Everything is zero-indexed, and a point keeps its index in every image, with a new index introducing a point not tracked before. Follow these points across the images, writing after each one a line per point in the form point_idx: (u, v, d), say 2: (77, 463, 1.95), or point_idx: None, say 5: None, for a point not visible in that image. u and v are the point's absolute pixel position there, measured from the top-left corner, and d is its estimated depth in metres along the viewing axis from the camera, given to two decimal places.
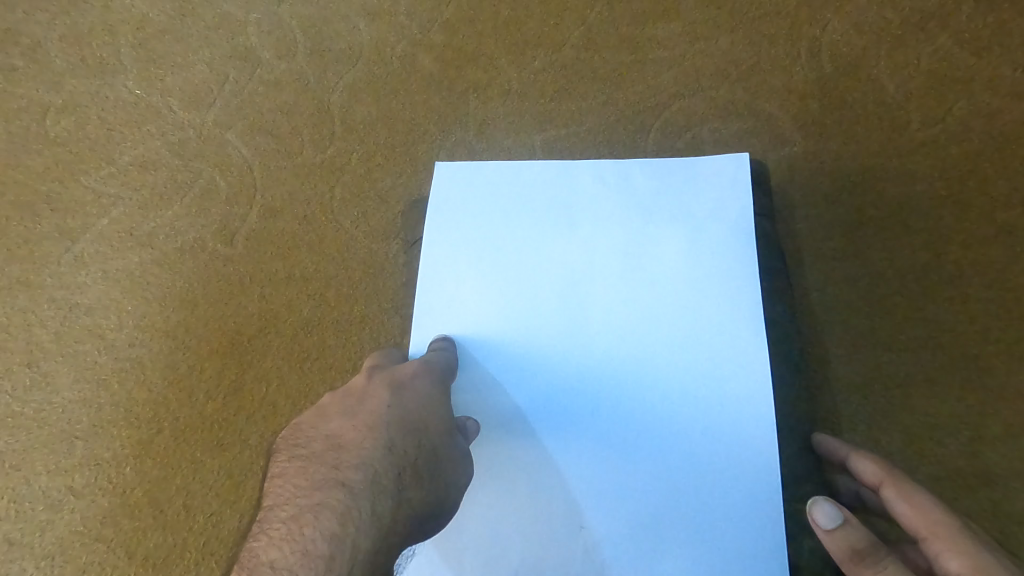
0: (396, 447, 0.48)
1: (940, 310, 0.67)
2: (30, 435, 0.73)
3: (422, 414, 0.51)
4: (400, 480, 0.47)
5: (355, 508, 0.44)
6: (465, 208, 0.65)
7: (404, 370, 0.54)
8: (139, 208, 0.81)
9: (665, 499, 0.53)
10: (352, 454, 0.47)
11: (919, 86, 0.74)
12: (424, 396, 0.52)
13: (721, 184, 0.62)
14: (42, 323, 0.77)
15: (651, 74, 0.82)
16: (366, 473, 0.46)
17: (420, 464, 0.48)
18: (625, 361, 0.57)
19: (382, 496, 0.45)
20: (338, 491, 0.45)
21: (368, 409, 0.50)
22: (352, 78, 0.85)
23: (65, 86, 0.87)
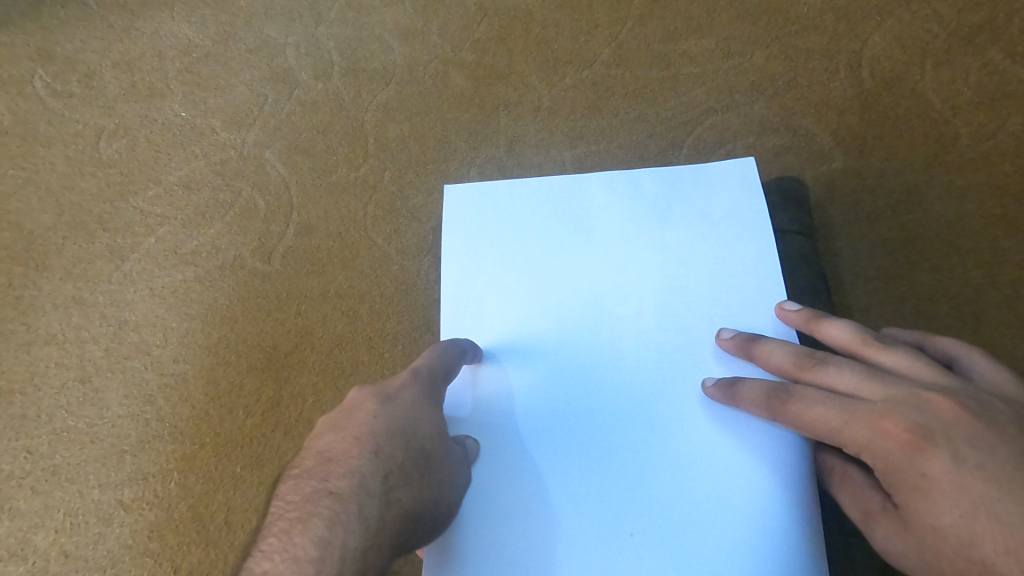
0: (383, 452, 0.44)
1: (994, 334, 0.64)
2: (83, 449, 0.76)
3: (416, 422, 0.47)
4: (388, 483, 0.43)
5: (343, 514, 0.41)
6: (478, 225, 0.62)
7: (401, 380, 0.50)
8: (184, 227, 0.84)
9: (696, 542, 0.47)
10: (340, 463, 0.44)
11: (967, 100, 0.72)
12: (419, 406, 0.48)
13: (734, 186, 0.59)
14: (94, 339, 0.80)
15: (685, 91, 0.81)
16: (356, 481, 0.43)
17: (409, 469, 0.45)
18: (658, 376, 0.52)
19: (370, 500, 0.42)
20: (325, 496, 0.42)
21: (359, 421, 0.46)
22: (386, 97, 0.87)
23: (116, 110, 0.90)
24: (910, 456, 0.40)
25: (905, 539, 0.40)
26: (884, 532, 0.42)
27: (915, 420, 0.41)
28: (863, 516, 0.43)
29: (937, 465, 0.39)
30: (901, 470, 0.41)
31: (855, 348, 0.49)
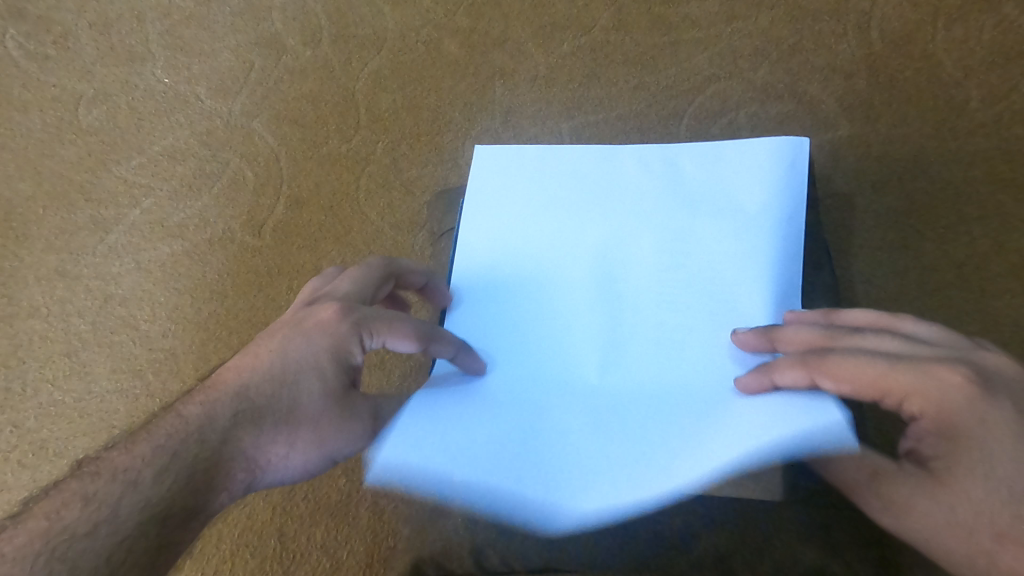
0: (248, 394, 0.42)
1: (1001, 303, 0.63)
2: (71, 424, 0.74)
3: (298, 365, 0.43)
4: (226, 428, 0.41)
5: (166, 438, 0.40)
6: (496, 194, 0.53)
7: (320, 316, 0.45)
8: (170, 199, 0.81)
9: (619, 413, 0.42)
10: (209, 388, 0.43)
11: (979, 61, 0.70)
12: (317, 348, 0.44)
13: (783, 176, 0.49)
14: (79, 313, 0.78)
15: (685, 57, 0.78)
16: (207, 407, 0.41)
17: (263, 421, 0.42)
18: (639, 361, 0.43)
19: (182, 442, 0.40)
20: (178, 413, 0.41)
21: (263, 346, 0.45)
22: (377, 65, 0.84)
23: (95, 75, 0.87)
24: (974, 413, 0.37)
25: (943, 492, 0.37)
26: (906, 489, 0.38)
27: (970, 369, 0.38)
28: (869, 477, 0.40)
29: (999, 418, 0.37)
30: (957, 422, 0.37)
31: (883, 322, 0.43)
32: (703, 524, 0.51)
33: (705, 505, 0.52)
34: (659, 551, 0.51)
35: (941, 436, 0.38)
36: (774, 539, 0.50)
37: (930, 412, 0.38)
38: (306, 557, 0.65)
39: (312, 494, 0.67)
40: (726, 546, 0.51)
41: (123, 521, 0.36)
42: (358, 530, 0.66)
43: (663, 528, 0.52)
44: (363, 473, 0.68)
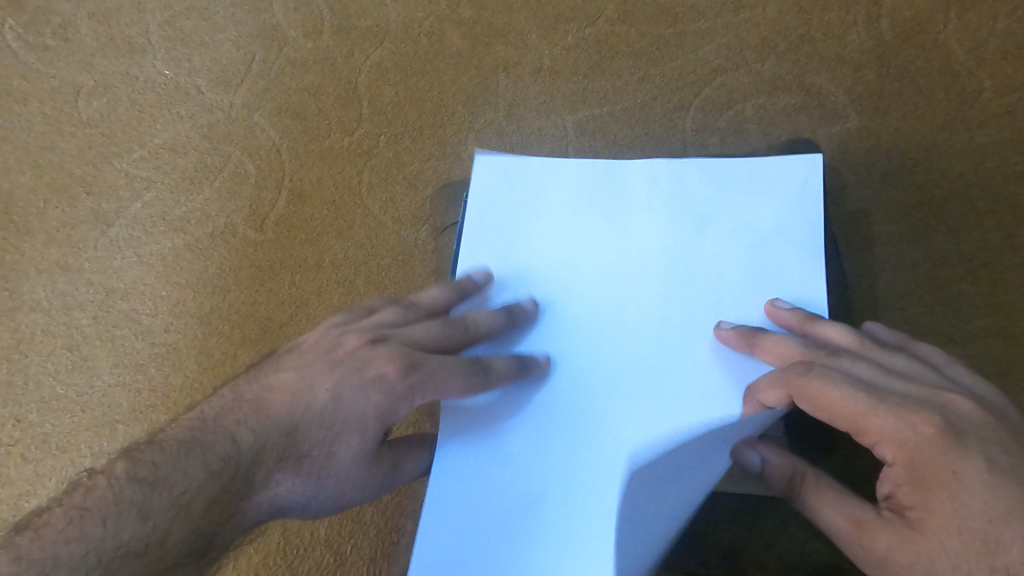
0: (294, 424, 0.43)
1: (1012, 298, 0.62)
2: (74, 417, 0.73)
3: (348, 418, 0.43)
4: (267, 456, 0.42)
5: (212, 469, 0.40)
6: (496, 211, 0.51)
7: (382, 368, 0.44)
8: (171, 192, 0.81)
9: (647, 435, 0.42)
10: (263, 412, 0.43)
11: (992, 52, 0.69)
12: (368, 403, 0.43)
13: (800, 199, 0.47)
14: (81, 306, 0.78)
15: (691, 47, 0.77)
16: (254, 444, 0.42)
17: (302, 452, 0.42)
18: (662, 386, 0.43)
19: (228, 470, 0.41)
20: (232, 437, 0.42)
21: (318, 388, 0.44)
22: (379, 57, 0.83)
23: (95, 66, 0.86)
24: (947, 464, 0.36)
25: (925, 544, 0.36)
26: (886, 539, 0.37)
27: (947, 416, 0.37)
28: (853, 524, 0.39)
29: (976, 471, 0.35)
30: (933, 472, 0.36)
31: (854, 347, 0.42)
32: (712, 516, 0.52)
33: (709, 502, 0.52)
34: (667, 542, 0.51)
35: (916, 485, 0.36)
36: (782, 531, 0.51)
37: (903, 459, 0.36)
38: (310, 552, 0.65)
39: None
40: (734, 537, 0.51)
41: (171, 543, 0.38)
42: (362, 525, 0.66)
43: None
44: None
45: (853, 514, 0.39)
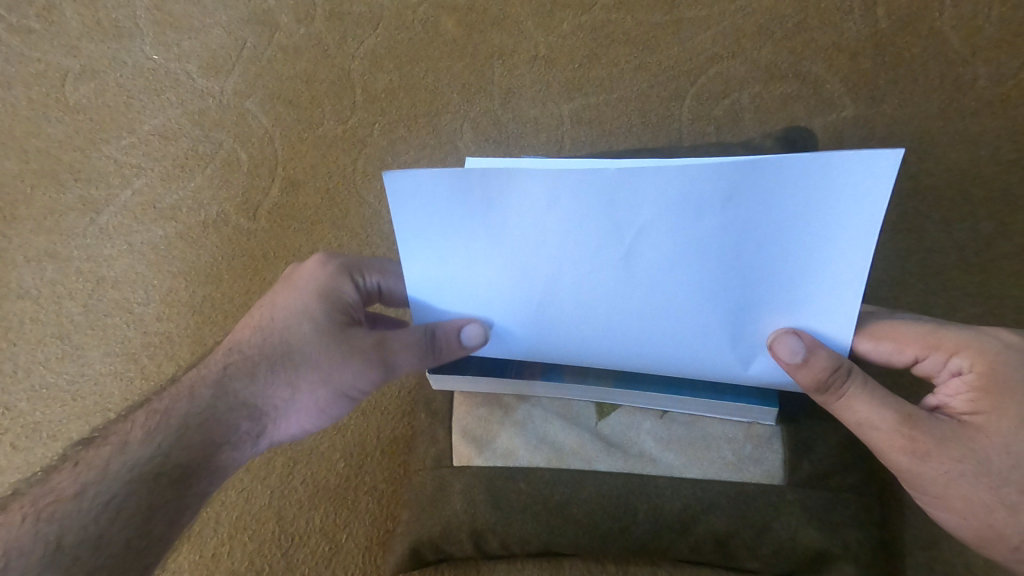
0: (251, 347, 0.46)
1: (1004, 285, 0.63)
2: (65, 407, 0.73)
3: (287, 319, 0.46)
4: (229, 379, 0.45)
5: (173, 402, 0.44)
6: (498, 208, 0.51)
7: (312, 280, 0.48)
8: (162, 179, 0.80)
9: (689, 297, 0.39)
10: (225, 349, 0.47)
11: (987, 40, 0.69)
12: (302, 300, 0.47)
13: None
14: (71, 295, 0.77)
15: (688, 35, 0.77)
16: (215, 369, 0.45)
17: (266, 369, 0.45)
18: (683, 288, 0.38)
19: (196, 398, 0.44)
20: (184, 382, 0.45)
21: (255, 316, 0.48)
22: (373, 44, 0.82)
23: (82, 51, 0.85)
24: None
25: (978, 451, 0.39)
26: (938, 444, 0.40)
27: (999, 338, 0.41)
28: (901, 429, 0.40)
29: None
30: (1005, 388, 0.39)
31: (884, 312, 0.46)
32: (703, 506, 0.51)
33: (703, 488, 0.52)
34: (656, 533, 0.52)
35: (984, 396, 0.39)
36: (775, 520, 0.50)
37: (979, 370, 0.40)
38: (305, 541, 0.65)
39: (311, 478, 0.67)
40: (724, 528, 0.51)
41: (114, 478, 0.40)
42: (358, 513, 0.66)
43: (662, 510, 0.52)
44: (362, 457, 0.67)
45: (904, 411, 0.41)
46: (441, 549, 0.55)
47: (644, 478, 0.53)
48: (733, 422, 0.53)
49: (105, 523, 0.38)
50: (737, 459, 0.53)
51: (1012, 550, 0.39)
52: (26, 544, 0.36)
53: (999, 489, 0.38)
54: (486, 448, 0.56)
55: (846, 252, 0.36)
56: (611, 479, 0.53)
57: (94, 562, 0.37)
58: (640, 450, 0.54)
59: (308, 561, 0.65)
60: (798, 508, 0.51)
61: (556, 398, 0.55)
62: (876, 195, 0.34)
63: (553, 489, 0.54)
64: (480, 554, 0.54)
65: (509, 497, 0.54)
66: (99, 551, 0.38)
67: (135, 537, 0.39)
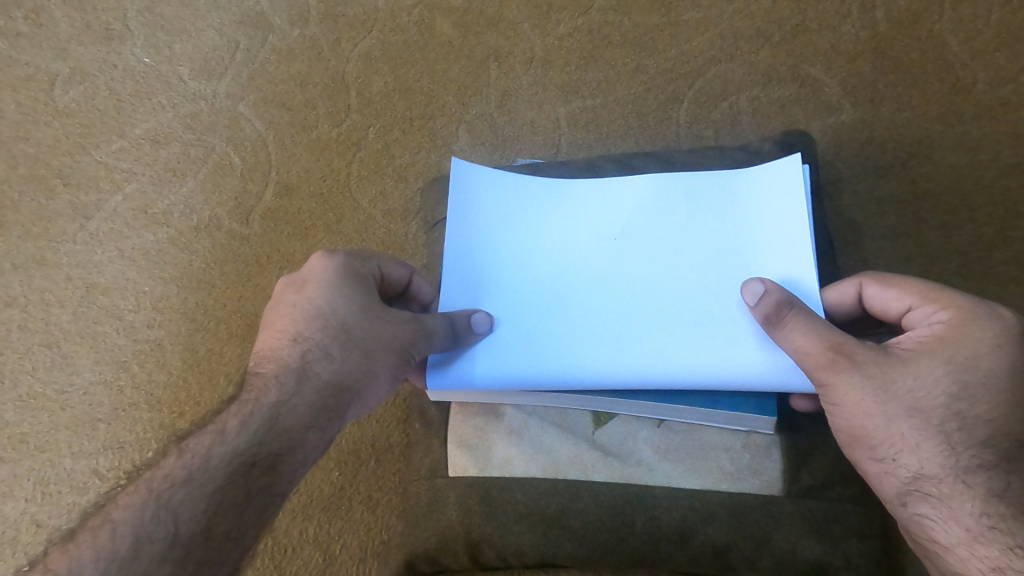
0: (304, 338, 0.45)
1: (1006, 290, 0.62)
2: (54, 416, 0.72)
3: (330, 302, 0.45)
4: (297, 373, 0.43)
5: (255, 397, 0.42)
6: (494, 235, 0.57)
7: (335, 265, 0.46)
8: (153, 184, 0.79)
9: (675, 268, 0.48)
10: (270, 352, 0.45)
11: (986, 42, 0.68)
12: (336, 283, 0.46)
13: None
14: (60, 303, 0.76)
15: (685, 38, 0.76)
16: (280, 361, 0.44)
17: (331, 352, 0.44)
18: (666, 265, 0.48)
19: (273, 394, 0.42)
20: (254, 380, 0.43)
21: (285, 309, 0.46)
22: (367, 46, 0.81)
23: (72, 54, 0.83)
24: (970, 350, 0.40)
25: (891, 371, 0.40)
26: (861, 359, 0.41)
27: (993, 329, 0.40)
28: (833, 351, 0.41)
29: (988, 365, 0.39)
30: (953, 344, 0.40)
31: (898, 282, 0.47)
32: (700, 517, 0.51)
33: (702, 499, 0.51)
34: (653, 544, 0.51)
35: (939, 343, 0.40)
36: (773, 532, 0.50)
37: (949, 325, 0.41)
38: (299, 551, 0.64)
39: (304, 488, 0.66)
40: (722, 539, 0.50)
41: (214, 468, 0.39)
42: (352, 523, 0.65)
43: (659, 522, 0.51)
44: (357, 465, 0.67)
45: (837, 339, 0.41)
46: (437, 561, 0.55)
47: (640, 488, 0.52)
48: (731, 431, 0.52)
49: (209, 513, 0.38)
50: (735, 469, 0.52)
51: (870, 450, 0.41)
52: (143, 533, 0.36)
53: (890, 399, 0.40)
54: (481, 458, 0.56)
55: (787, 231, 0.47)
56: (607, 489, 0.53)
57: (199, 554, 0.36)
58: (637, 459, 0.53)
59: (302, 572, 0.64)
60: (796, 519, 0.50)
61: (552, 407, 0.55)
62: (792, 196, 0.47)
63: (548, 500, 0.53)
64: (475, 565, 0.54)
65: (505, 508, 0.54)
66: (207, 543, 0.37)
67: (236, 528, 0.38)
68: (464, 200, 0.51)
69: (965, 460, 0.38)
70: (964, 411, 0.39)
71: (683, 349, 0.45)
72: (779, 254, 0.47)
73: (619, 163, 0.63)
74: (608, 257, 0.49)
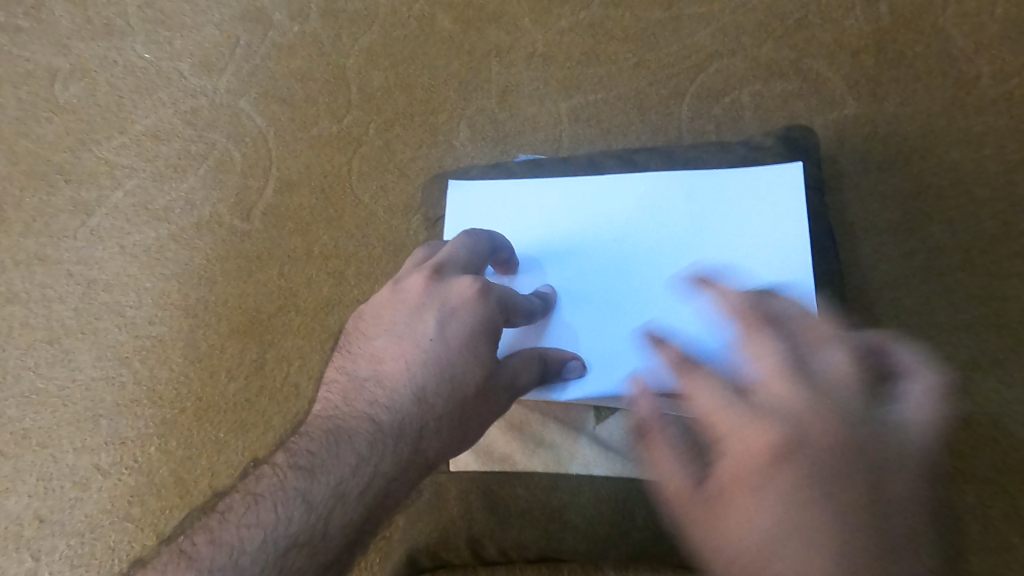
0: (427, 396, 0.42)
1: (1012, 286, 0.61)
2: (56, 412, 0.72)
3: (463, 357, 0.43)
4: (404, 436, 0.41)
5: (352, 433, 0.40)
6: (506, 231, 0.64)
7: (477, 318, 0.44)
8: (153, 180, 0.79)
9: (671, 258, 0.52)
10: (385, 388, 0.42)
11: (990, 36, 0.68)
12: (474, 339, 0.43)
13: None
14: (62, 298, 0.76)
15: (687, 32, 0.75)
16: (394, 415, 0.41)
17: (446, 420, 0.42)
18: (662, 256, 0.52)
19: (380, 456, 0.40)
20: (357, 420, 0.41)
21: (418, 331, 0.44)
22: (367, 42, 0.81)
23: (71, 49, 0.83)
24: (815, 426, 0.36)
25: (754, 443, 0.36)
26: (728, 419, 0.38)
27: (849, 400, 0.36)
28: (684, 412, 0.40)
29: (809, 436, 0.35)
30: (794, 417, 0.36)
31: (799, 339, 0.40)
32: None
33: None
34: (656, 538, 0.51)
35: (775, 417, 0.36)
36: None
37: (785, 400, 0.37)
38: None
39: None
40: None
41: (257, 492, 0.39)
42: None
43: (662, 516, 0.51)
44: None
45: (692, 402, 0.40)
46: (437, 556, 0.55)
47: (641, 481, 0.53)
48: None
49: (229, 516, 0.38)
50: None
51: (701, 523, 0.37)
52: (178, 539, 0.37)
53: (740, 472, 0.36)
54: (483, 454, 0.56)
55: (783, 224, 0.51)
56: (607, 483, 0.54)
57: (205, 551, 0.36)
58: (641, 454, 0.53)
59: None
60: None
61: (554, 404, 0.54)
62: (789, 191, 0.51)
63: (550, 495, 0.55)
64: (477, 560, 0.54)
65: (506, 502, 0.55)
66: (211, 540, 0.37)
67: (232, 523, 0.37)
68: (464, 208, 0.60)
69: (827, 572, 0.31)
70: (818, 500, 0.33)
71: (678, 335, 0.49)
72: (770, 243, 0.50)
73: (620, 159, 0.63)
74: (607, 249, 0.54)
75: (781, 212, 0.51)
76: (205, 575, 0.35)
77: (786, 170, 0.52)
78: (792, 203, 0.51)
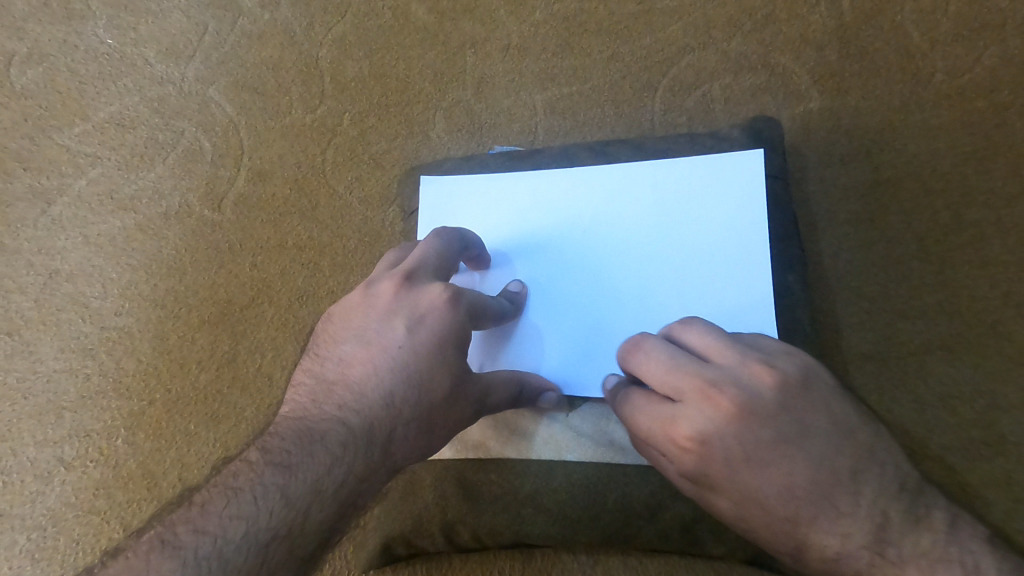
0: (395, 400, 0.43)
1: (961, 274, 0.64)
2: (17, 406, 0.70)
3: (430, 364, 0.43)
4: (371, 438, 0.41)
5: (323, 433, 0.41)
6: None
7: (443, 325, 0.44)
8: (118, 168, 0.77)
9: (637, 245, 0.53)
10: (353, 391, 0.43)
11: (946, 33, 0.70)
12: (441, 345, 0.44)
13: None
14: (22, 290, 0.74)
15: (660, 26, 0.77)
16: (360, 417, 0.42)
17: (414, 423, 0.43)
18: (629, 243, 0.54)
19: (344, 456, 0.40)
20: (323, 423, 0.42)
21: (387, 338, 0.44)
22: (341, 31, 0.80)
23: (29, 33, 0.81)
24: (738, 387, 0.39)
25: (705, 409, 0.39)
26: (679, 388, 0.40)
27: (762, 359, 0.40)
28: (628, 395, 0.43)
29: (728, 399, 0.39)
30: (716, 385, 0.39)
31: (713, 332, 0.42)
32: (669, 493, 0.52)
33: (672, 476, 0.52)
34: (624, 519, 0.53)
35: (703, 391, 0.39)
36: None
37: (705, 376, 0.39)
38: None
39: None
40: (690, 514, 0.52)
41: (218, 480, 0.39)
42: None
43: (629, 497, 0.53)
44: None
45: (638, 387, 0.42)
46: (412, 543, 0.57)
47: (611, 466, 0.54)
48: None
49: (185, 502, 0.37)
50: None
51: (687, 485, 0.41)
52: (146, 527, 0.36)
53: (705, 442, 0.39)
54: (458, 442, 0.56)
55: (745, 211, 0.52)
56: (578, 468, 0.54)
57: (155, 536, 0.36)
58: (610, 440, 0.54)
59: None
60: None
61: None
62: (751, 180, 0.53)
63: (523, 479, 0.55)
64: (452, 546, 0.56)
65: (480, 489, 0.56)
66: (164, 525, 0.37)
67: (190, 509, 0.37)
68: (436, 201, 0.61)
69: (793, 490, 0.38)
70: (774, 440, 0.38)
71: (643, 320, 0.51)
72: (731, 230, 0.52)
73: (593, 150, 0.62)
74: (574, 237, 0.55)
75: (744, 199, 0.52)
76: (169, 555, 0.34)
77: (749, 159, 0.53)
78: (754, 189, 0.53)
